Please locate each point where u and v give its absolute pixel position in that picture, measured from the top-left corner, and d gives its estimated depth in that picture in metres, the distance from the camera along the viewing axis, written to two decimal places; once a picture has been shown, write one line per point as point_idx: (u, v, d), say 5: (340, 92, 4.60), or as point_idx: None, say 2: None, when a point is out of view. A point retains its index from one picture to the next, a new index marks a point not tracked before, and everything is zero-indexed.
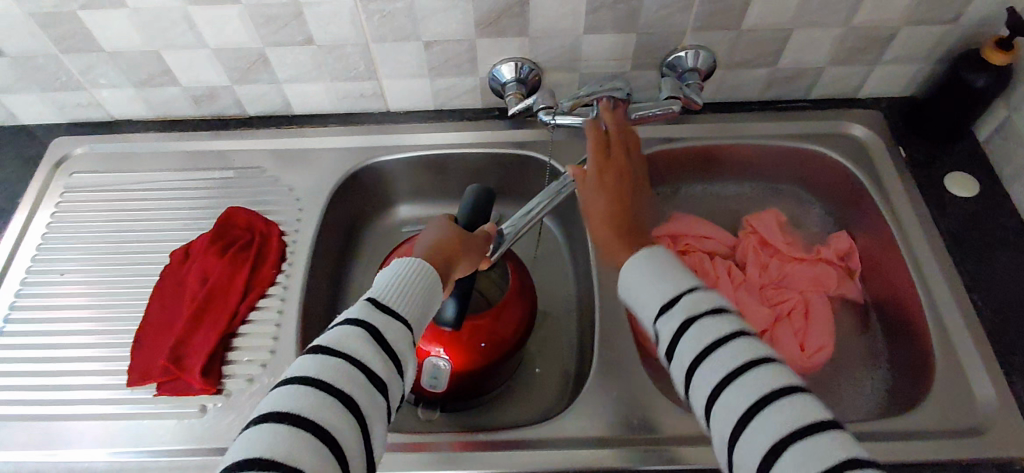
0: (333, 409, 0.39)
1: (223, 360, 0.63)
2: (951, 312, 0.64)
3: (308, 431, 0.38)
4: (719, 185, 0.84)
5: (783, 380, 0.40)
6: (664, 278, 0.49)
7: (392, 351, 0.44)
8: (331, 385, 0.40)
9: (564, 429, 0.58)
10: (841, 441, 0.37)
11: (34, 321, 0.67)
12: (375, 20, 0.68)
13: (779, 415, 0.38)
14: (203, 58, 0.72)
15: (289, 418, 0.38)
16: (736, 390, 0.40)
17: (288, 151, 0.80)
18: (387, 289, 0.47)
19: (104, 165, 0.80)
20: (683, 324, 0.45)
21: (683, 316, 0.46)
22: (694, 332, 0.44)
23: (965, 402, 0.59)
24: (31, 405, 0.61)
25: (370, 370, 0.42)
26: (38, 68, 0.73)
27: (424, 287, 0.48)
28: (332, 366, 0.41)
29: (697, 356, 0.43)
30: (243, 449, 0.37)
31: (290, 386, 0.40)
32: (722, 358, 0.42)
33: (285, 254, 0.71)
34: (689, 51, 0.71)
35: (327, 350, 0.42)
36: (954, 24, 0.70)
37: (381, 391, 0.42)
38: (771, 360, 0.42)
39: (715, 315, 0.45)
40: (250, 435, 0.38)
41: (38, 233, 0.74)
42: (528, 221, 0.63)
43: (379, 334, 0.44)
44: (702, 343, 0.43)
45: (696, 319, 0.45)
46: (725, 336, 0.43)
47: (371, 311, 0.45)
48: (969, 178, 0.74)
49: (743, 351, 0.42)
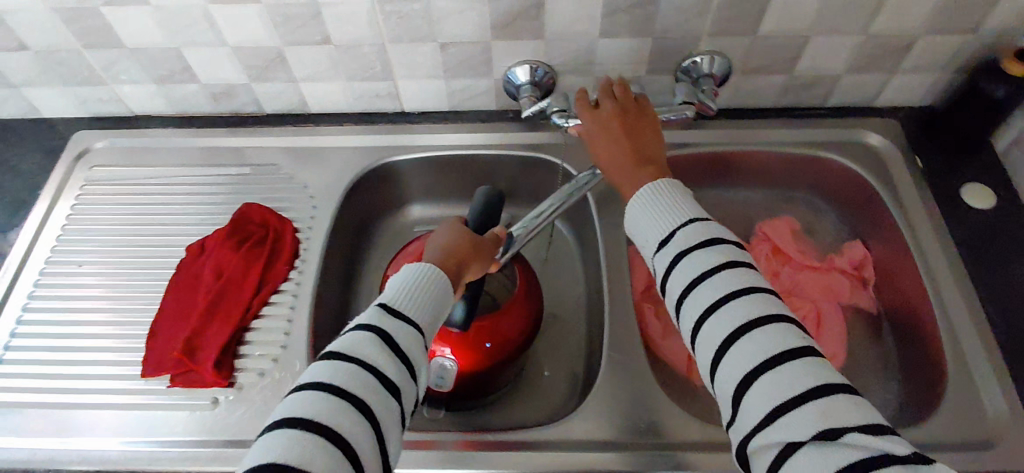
0: (346, 413, 0.40)
1: (235, 354, 0.64)
2: (964, 325, 0.64)
3: (321, 435, 0.38)
4: (732, 191, 0.83)
5: (764, 310, 0.43)
6: (663, 212, 0.50)
7: (403, 354, 0.44)
8: (344, 390, 0.41)
9: (570, 431, 0.58)
10: (812, 367, 0.39)
11: (51, 311, 0.68)
12: (391, 21, 0.68)
13: (756, 345, 0.41)
14: (222, 56, 0.73)
15: (303, 423, 0.39)
16: (719, 321, 0.43)
17: (303, 148, 0.81)
18: (399, 294, 0.48)
19: (123, 159, 0.81)
20: (676, 258, 0.47)
21: (676, 251, 0.48)
22: (685, 266, 0.46)
23: (976, 414, 0.59)
24: (47, 393, 0.62)
25: (382, 374, 0.43)
26: (61, 62, 0.75)
27: (435, 291, 0.49)
28: (345, 371, 0.42)
29: (687, 287, 0.46)
30: (257, 456, 0.38)
31: (304, 392, 0.41)
32: (708, 292, 0.45)
33: (298, 251, 0.72)
34: (705, 56, 0.70)
35: (340, 356, 0.43)
36: (973, 34, 0.69)
37: (394, 394, 0.43)
38: (755, 291, 0.44)
39: (705, 248, 0.47)
40: (265, 442, 0.38)
41: (58, 225, 0.75)
42: (539, 223, 0.64)
43: (391, 339, 0.44)
44: (692, 276, 0.46)
45: (687, 252, 0.47)
46: (713, 269, 0.45)
47: (382, 315, 0.46)
48: (985, 188, 0.74)
49: (728, 283, 0.44)
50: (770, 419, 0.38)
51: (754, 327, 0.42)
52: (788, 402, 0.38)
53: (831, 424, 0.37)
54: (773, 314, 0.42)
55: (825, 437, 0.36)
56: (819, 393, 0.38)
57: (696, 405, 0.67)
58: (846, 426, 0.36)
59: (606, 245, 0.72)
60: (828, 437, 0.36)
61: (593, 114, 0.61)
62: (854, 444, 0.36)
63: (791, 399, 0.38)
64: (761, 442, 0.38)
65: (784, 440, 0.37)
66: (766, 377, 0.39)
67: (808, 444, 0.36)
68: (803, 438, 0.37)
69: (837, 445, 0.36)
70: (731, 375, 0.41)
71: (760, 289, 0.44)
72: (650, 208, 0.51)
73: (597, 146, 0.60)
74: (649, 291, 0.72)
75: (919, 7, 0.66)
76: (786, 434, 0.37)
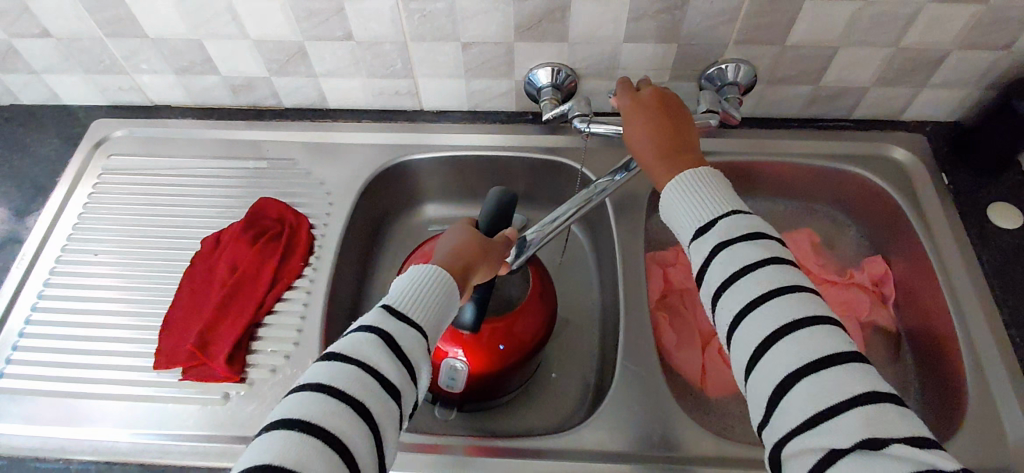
0: (345, 417, 0.40)
1: (247, 349, 0.64)
2: (987, 346, 0.62)
3: (317, 438, 0.38)
4: (752, 202, 0.82)
5: (807, 310, 0.42)
6: (700, 201, 0.49)
7: (405, 357, 0.44)
8: (343, 392, 0.41)
9: (583, 441, 0.58)
10: (860, 372, 0.39)
11: (65, 299, 0.68)
12: (414, 19, 0.68)
13: (797, 347, 0.40)
14: (243, 48, 0.72)
15: (300, 425, 0.39)
16: (757, 319, 0.42)
17: (320, 144, 0.80)
18: (402, 295, 0.47)
19: (141, 149, 0.81)
20: (715, 249, 0.47)
21: (715, 242, 0.47)
22: (725, 257, 0.46)
23: (998, 437, 0.58)
24: (59, 381, 0.62)
25: (383, 377, 0.42)
26: (82, 50, 0.75)
27: (441, 293, 0.48)
28: (345, 373, 0.42)
29: (725, 280, 0.45)
30: (252, 456, 0.38)
31: (301, 394, 0.41)
32: (748, 286, 0.44)
33: (312, 248, 0.72)
34: (730, 64, 0.70)
35: (339, 357, 0.43)
36: (1006, 50, 0.68)
37: (393, 397, 0.42)
38: (799, 291, 0.43)
39: (748, 242, 0.46)
40: (261, 443, 0.38)
41: (75, 213, 0.76)
42: (555, 227, 0.62)
43: (395, 343, 0.44)
44: (731, 269, 0.45)
45: (731, 243, 0.46)
46: (742, 269, 0.45)
47: (386, 319, 0.45)
48: (1014, 209, 0.72)
49: (763, 281, 0.44)
50: (811, 425, 0.37)
51: (796, 329, 0.41)
52: (830, 410, 0.37)
53: (875, 434, 0.36)
54: (817, 316, 0.42)
55: (868, 447, 0.36)
56: (854, 403, 0.37)
57: (709, 418, 0.66)
58: (890, 437, 0.36)
59: (623, 251, 0.71)
60: (871, 447, 0.36)
61: (632, 99, 0.61)
62: (898, 456, 0.35)
63: (831, 408, 0.37)
64: (798, 447, 0.37)
65: (826, 446, 0.36)
66: (793, 404, 0.38)
67: (852, 452, 0.36)
68: (846, 446, 0.36)
69: (881, 456, 0.35)
70: (767, 392, 0.40)
71: (802, 288, 0.44)
72: (683, 201, 0.50)
73: (634, 124, 0.59)
74: (665, 299, 0.72)
75: (953, 21, 0.65)
76: (829, 440, 0.36)
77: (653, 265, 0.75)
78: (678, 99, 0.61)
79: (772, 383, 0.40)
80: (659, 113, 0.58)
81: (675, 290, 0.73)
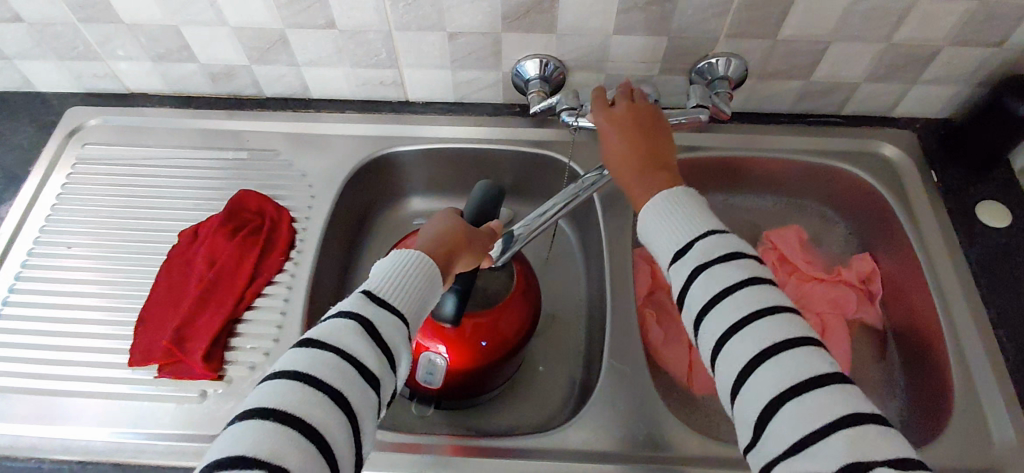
0: (324, 408, 0.38)
1: (226, 346, 0.62)
2: (973, 346, 0.62)
3: (294, 429, 0.37)
4: (741, 197, 0.81)
5: (785, 333, 0.41)
6: (676, 222, 0.48)
7: (385, 346, 0.43)
8: (321, 380, 0.39)
9: (569, 441, 0.57)
10: (844, 394, 0.38)
11: (38, 293, 0.66)
12: (399, 8, 0.66)
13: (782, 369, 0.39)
14: (222, 35, 0.70)
15: (276, 415, 0.37)
16: (742, 340, 0.42)
17: (303, 135, 0.78)
18: (385, 279, 0.46)
19: (117, 138, 0.79)
20: (694, 271, 0.46)
21: (694, 264, 0.46)
22: (703, 280, 0.45)
23: (982, 438, 0.58)
24: (29, 379, 0.61)
25: (362, 366, 0.41)
26: (55, 35, 0.72)
27: (422, 280, 0.47)
28: (324, 361, 0.40)
29: (706, 303, 0.44)
30: (225, 446, 0.36)
31: (278, 382, 0.39)
32: (729, 309, 0.43)
33: (295, 242, 0.70)
34: (721, 58, 0.69)
35: (318, 344, 0.41)
36: (997, 47, 0.67)
37: (373, 386, 0.41)
38: (779, 310, 0.42)
39: (725, 263, 0.45)
40: (234, 432, 0.37)
41: (48, 204, 0.73)
42: (542, 222, 0.61)
43: (374, 330, 0.43)
44: (711, 291, 0.44)
45: (707, 266, 0.45)
46: (721, 292, 0.44)
47: (366, 304, 0.44)
48: (1002, 208, 0.72)
49: (745, 304, 0.43)
50: (804, 436, 0.37)
51: (782, 349, 0.40)
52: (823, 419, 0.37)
53: (858, 458, 0.35)
54: (797, 338, 0.41)
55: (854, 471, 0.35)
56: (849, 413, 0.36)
57: (694, 417, 0.66)
58: (876, 460, 0.35)
59: (612, 249, 0.70)
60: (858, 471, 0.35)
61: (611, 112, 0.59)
62: None
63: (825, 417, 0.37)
64: (792, 457, 0.37)
65: (818, 458, 0.36)
66: (786, 412, 0.38)
67: None
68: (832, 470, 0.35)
69: None
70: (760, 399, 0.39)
71: (782, 308, 0.43)
72: (671, 210, 0.49)
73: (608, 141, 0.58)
74: (653, 296, 0.71)
75: (946, 17, 0.64)
76: (821, 451, 0.36)
77: (642, 261, 0.74)
78: (656, 108, 0.60)
79: (765, 389, 0.39)
80: (636, 131, 0.57)
81: (662, 287, 0.72)
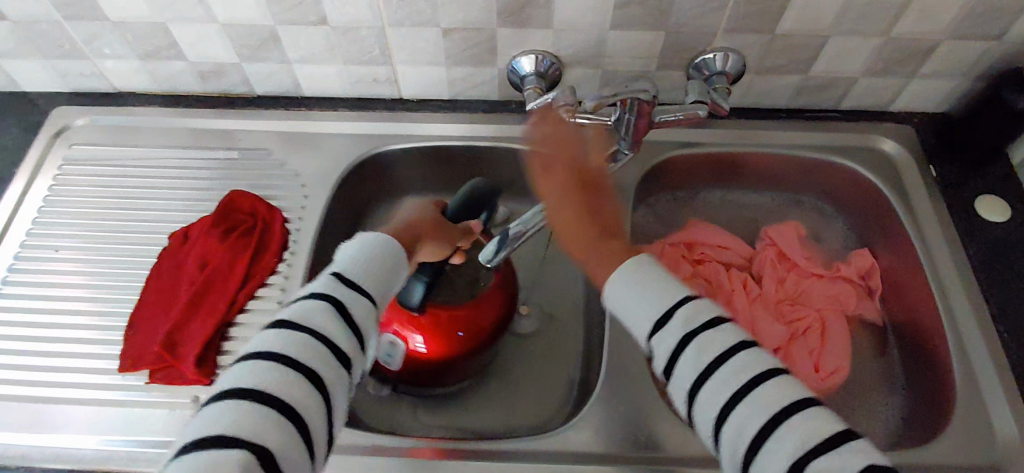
0: (299, 387, 0.38)
1: (218, 349, 0.61)
2: (975, 343, 0.62)
3: (274, 409, 0.36)
4: (738, 194, 0.81)
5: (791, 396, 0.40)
6: (654, 291, 0.46)
7: (357, 326, 0.42)
8: (295, 360, 0.38)
9: (569, 444, 0.56)
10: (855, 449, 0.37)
11: (26, 298, 0.65)
12: (393, 4, 0.65)
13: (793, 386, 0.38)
14: (211, 32, 0.69)
15: (252, 394, 0.36)
16: (747, 405, 0.40)
17: (296, 133, 0.77)
18: (352, 262, 0.45)
19: (104, 138, 0.77)
20: (681, 343, 0.43)
21: (680, 333, 0.44)
22: (694, 349, 0.43)
23: (985, 435, 0.57)
24: (18, 386, 0.59)
25: (335, 346, 0.40)
26: (39, 33, 0.70)
27: (390, 260, 0.47)
28: (297, 340, 0.39)
29: (698, 377, 0.42)
30: (202, 426, 0.35)
31: (251, 363, 0.38)
32: (726, 376, 0.41)
33: (288, 243, 0.69)
34: (717, 53, 0.68)
35: (289, 325, 0.40)
36: (996, 40, 0.67)
37: (345, 366, 0.41)
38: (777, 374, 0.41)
39: (713, 330, 0.43)
40: (211, 410, 0.36)
41: (35, 206, 0.72)
42: (536, 223, 0.62)
43: (344, 309, 0.42)
44: (705, 360, 0.42)
45: (695, 334, 0.43)
46: (715, 362, 0.42)
47: (335, 285, 0.43)
48: (1001, 202, 0.71)
49: (744, 371, 0.41)
50: None
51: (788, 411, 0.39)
52: None
53: None
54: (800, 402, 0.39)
55: None
56: None
57: None
58: None
59: None
60: None
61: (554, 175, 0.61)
62: None
63: None
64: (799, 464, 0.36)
65: None
66: None
67: None
68: None
69: None
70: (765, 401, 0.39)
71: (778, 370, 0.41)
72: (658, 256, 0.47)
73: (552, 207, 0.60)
74: None
75: (944, 11, 0.64)
76: None
77: None
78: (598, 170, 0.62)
79: None
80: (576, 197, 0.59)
81: None
